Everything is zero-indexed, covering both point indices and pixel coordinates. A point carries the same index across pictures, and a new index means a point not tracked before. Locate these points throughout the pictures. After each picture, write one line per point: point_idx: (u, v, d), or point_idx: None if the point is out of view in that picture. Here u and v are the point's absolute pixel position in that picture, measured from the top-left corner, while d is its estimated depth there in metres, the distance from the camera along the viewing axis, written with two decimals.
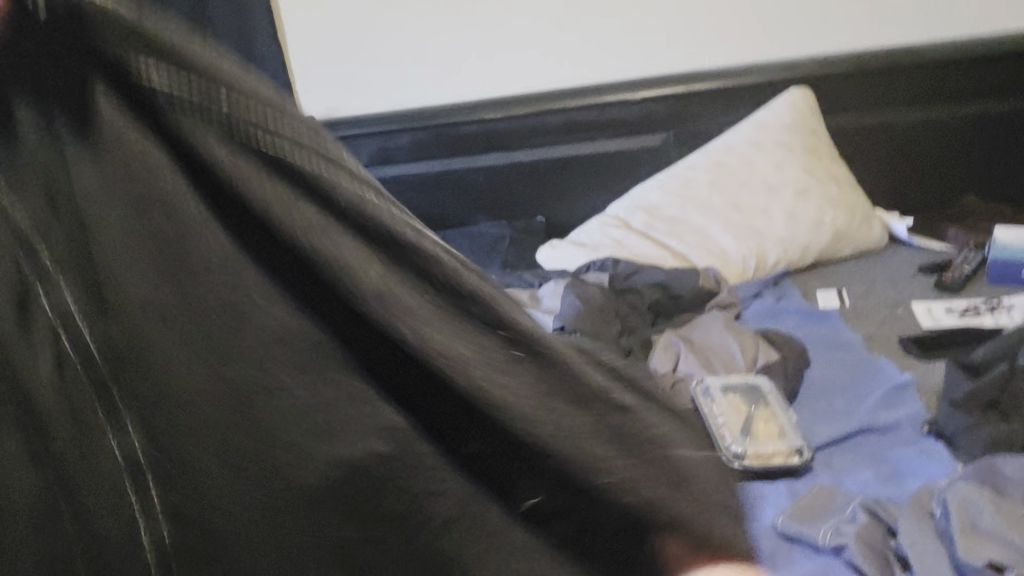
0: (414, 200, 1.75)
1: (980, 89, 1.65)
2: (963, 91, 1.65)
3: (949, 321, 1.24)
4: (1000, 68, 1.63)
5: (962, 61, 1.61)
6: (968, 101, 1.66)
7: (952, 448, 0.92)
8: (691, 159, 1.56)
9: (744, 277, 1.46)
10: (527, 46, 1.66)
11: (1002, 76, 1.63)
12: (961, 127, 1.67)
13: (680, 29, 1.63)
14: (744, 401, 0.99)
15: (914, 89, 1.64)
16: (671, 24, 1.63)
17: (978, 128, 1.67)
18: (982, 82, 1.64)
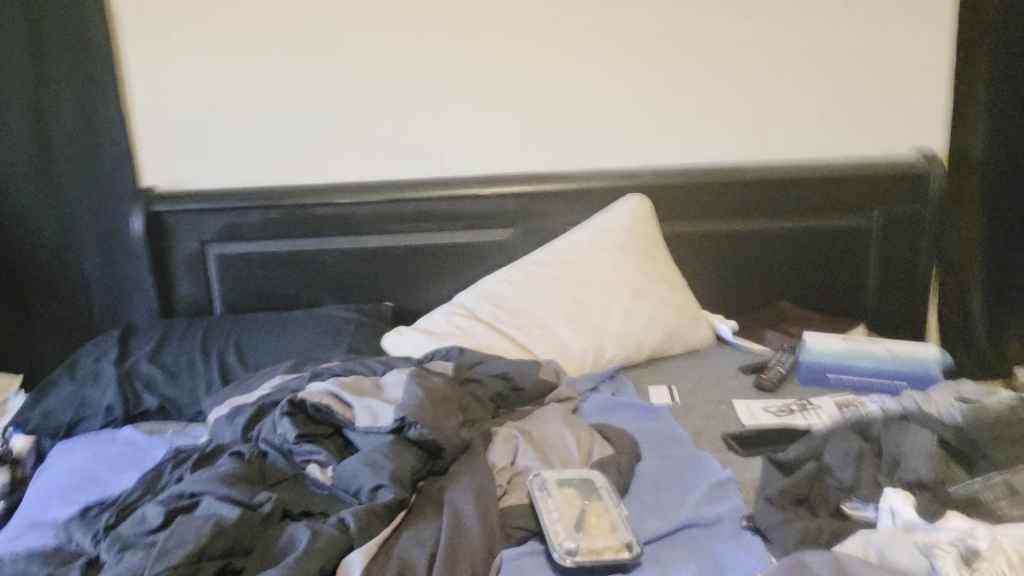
0: (259, 281, 1.71)
1: (797, 208, 1.80)
2: (780, 207, 1.80)
3: (767, 420, 1.32)
4: (823, 192, 1.79)
5: (787, 182, 1.77)
6: (794, 216, 1.81)
7: (765, 540, 0.98)
8: (536, 256, 1.63)
9: (583, 369, 1.51)
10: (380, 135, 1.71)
11: (826, 198, 1.80)
12: (786, 240, 1.81)
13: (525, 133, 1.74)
14: (578, 493, 1.02)
15: (735, 200, 1.78)
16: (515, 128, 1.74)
17: (804, 242, 1.82)
18: (796, 198, 1.79)
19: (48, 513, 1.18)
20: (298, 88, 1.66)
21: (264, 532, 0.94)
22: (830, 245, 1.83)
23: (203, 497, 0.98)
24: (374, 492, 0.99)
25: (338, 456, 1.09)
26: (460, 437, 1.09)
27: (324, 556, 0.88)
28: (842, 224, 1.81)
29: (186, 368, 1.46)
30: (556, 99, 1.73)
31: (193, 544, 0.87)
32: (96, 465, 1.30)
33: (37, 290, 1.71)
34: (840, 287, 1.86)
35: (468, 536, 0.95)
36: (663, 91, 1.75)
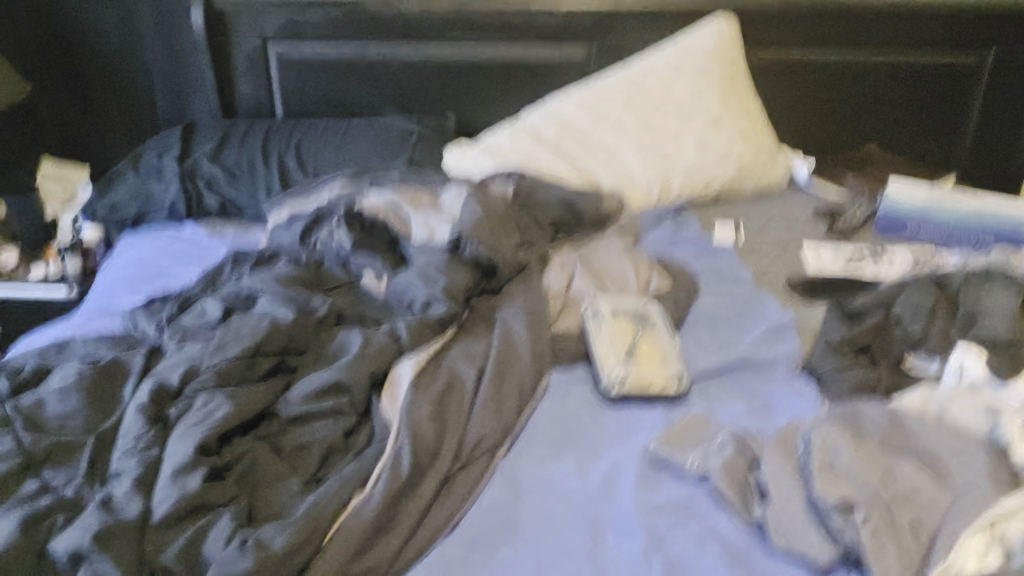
0: (320, 89, 1.66)
1: (914, 42, 1.64)
2: (896, 39, 1.63)
3: (836, 267, 1.27)
4: (944, 24, 1.62)
5: (905, 11, 1.60)
6: (901, 51, 1.65)
7: (820, 388, 0.96)
8: (609, 77, 1.53)
9: (646, 201, 1.44)
10: None
11: (946, 31, 1.62)
12: (889, 77, 1.67)
13: None
14: (631, 325, 1.01)
15: (853, 26, 1.62)
16: None
17: (909, 80, 1.67)
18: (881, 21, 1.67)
19: (114, 299, 1.24)
20: None
21: (319, 333, 0.96)
22: (942, 76, 1.66)
23: (260, 296, 1.00)
24: (427, 306, 0.98)
25: (393, 267, 1.09)
26: (517, 259, 1.06)
27: (374, 363, 0.89)
28: (958, 61, 1.65)
29: (246, 170, 1.45)
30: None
31: (249, 340, 0.89)
32: (143, 244, 1.37)
33: (112, 78, 1.69)
34: (940, 127, 1.72)
35: (517, 355, 0.95)
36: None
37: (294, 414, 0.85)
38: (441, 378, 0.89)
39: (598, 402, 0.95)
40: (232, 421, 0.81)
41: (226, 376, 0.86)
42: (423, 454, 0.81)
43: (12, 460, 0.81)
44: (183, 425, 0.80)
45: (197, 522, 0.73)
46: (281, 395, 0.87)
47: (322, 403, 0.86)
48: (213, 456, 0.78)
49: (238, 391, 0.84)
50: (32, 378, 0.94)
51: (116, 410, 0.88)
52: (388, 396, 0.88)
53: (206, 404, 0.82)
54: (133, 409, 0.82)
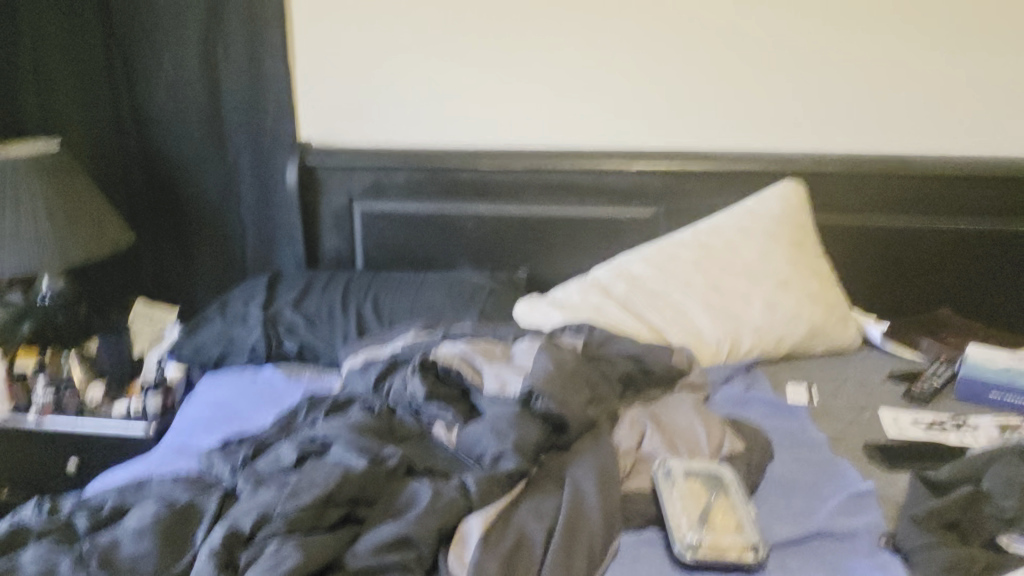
0: (399, 242, 1.74)
1: (982, 208, 1.65)
2: (964, 204, 1.65)
3: (916, 434, 1.23)
4: (1013, 192, 1.63)
5: (972, 179, 1.62)
6: (970, 217, 1.66)
7: (907, 565, 0.91)
8: (678, 237, 1.58)
9: (715, 359, 1.44)
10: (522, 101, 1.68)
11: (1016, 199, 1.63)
12: (959, 242, 1.67)
13: (672, 106, 1.66)
14: (704, 488, 0.99)
15: (920, 193, 1.65)
16: (661, 103, 1.66)
17: (981, 245, 1.67)
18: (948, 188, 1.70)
19: (191, 439, 1.27)
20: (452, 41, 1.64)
21: (390, 482, 0.97)
22: (1015, 241, 1.66)
23: (334, 442, 1.02)
24: (496, 460, 0.98)
25: (464, 418, 1.10)
26: (587, 415, 1.06)
27: (442, 517, 0.89)
28: None
29: (325, 318, 1.51)
30: (717, 84, 1.64)
31: (322, 488, 0.90)
32: (222, 386, 1.43)
33: (208, 230, 1.82)
34: (1017, 292, 1.69)
35: (586, 514, 0.93)
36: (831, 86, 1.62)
37: (361, 568, 0.85)
38: (509, 537, 0.89)
39: (670, 569, 0.91)
40: (301, 570, 0.81)
41: (297, 524, 0.87)
42: None
43: None
44: (253, 572, 0.80)
45: None
46: (349, 547, 0.87)
47: (390, 557, 0.85)
48: None
49: (309, 540, 0.84)
50: (111, 516, 0.96)
51: (188, 552, 0.89)
52: (456, 552, 0.87)
53: (277, 552, 0.83)
54: (205, 553, 0.83)
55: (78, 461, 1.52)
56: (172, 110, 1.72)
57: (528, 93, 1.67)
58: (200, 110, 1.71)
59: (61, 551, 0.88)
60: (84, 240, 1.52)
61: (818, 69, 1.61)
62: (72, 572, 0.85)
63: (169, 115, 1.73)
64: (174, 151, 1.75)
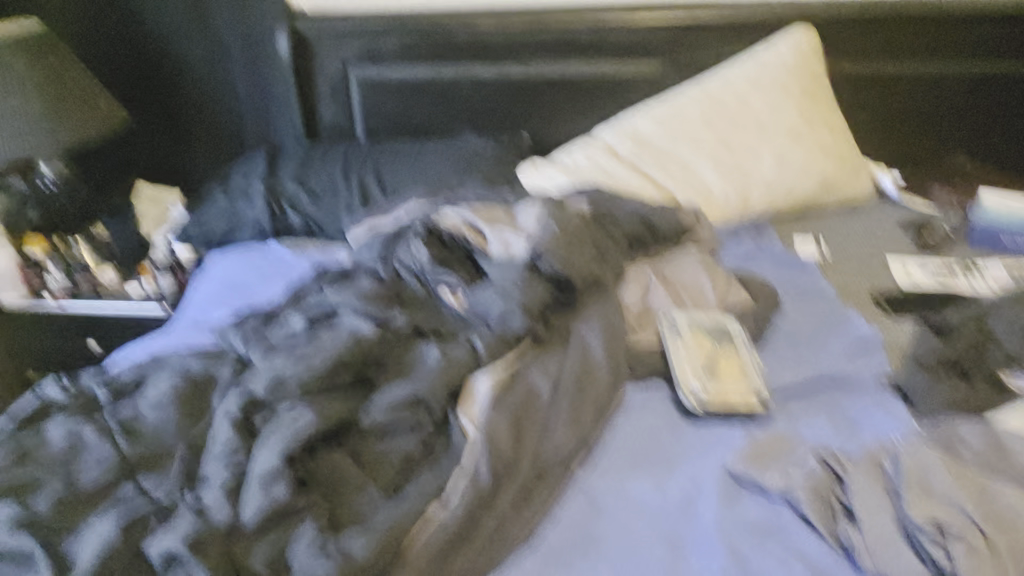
0: (398, 109, 1.70)
1: (1003, 48, 1.57)
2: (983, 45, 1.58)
3: (924, 280, 1.23)
4: None
5: (994, 17, 1.53)
6: (989, 58, 1.58)
7: (909, 405, 0.93)
8: (683, 91, 1.52)
9: (722, 217, 1.43)
10: None
11: None
12: (976, 86, 1.60)
13: None
14: (710, 339, 1.00)
15: (937, 35, 1.57)
16: None
17: (999, 87, 1.60)
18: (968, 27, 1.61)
19: (204, 314, 1.29)
20: None
21: (398, 345, 0.98)
22: None
23: (342, 310, 1.03)
24: (503, 320, 0.99)
25: (470, 281, 1.10)
26: (593, 273, 1.06)
27: (452, 377, 0.90)
28: None
29: (328, 190, 1.50)
30: None
31: (332, 352, 0.91)
32: (230, 260, 1.43)
33: (201, 106, 1.77)
34: None
35: (594, 368, 0.95)
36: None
37: (374, 426, 0.87)
38: (518, 392, 0.90)
39: (676, 417, 0.94)
40: (316, 430, 0.83)
41: (310, 389, 0.88)
42: (501, 467, 0.82)
43: (111, 466, 0.85)
44: (270, 434, 0.83)
45: (284, 530, 0.75)
46: (361, 407, 0.89)
47: (401, 414, 0.87)
48: (299, 465, 0.81)
49: (320, 403, 0.86)
50: (130, 388, 0.98)
51: (207, 419, 0.91)
52: (465, 408, 0.89)
53: (291, 414, 0.85)
54: (223, 418, 0.85)
55: (96, 340, 1.55)
56: None
57: None
58: None
59: (85, 422, 0.91)
60: (75, 122, 1.48)
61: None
62: (99, 441, 0.88)
63: None
64: (159, 22, 1.68)
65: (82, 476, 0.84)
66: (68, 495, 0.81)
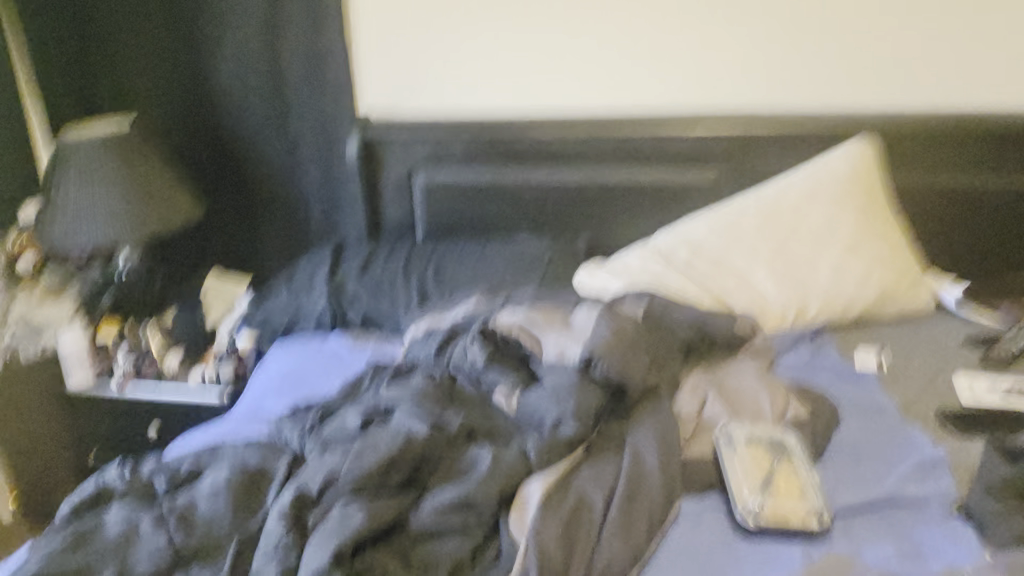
0: (460, 212, 1.76)
1: None
2: None
3: (991, 399, 1.19)
4: None
5: None
6: None
7: (979, 533, 0.89)
8: (739, 202, 1.55)
9: (780, 325, 1.42)
10: (579, 67, 1.66)
11: None
12: None
13: (735, 67, 1.61)
14: (766, 453, 0.98)
15: (997, 151, 1.57)
16: (723, 64, 1.61)
17: None
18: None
19: (262, 406, 1.32)
20: (509, 10, 1.63)
21: (450, 447, 0.99)
22: None
23: (397, 409, 1.04)
24: (556, 426, 0.99)
25: (524, 385, 1.11)
26: (647, 380, 1.06)
27: (503, 482, 0.90)
28: None
29: (388, 288, 1.54)
30: (782, 42, 1.58)
31: (385, 452, 0.92)
32: (290, 354, 1.47)
33: (272, 204, 1.86)
34: None
35: (647, 479, 0.93)
36: (907, 42, 1.55)
37: (422, 529, 0.87)
38: (568, 500, 0.89)
39: (731, 534, 0.91)
40: (366, 531, 0.83)
41: (362, 488, 0.89)
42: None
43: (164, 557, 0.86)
44: (320, 532, 0.83)
45: None
46: (411, 509, 0.89)
47: (451, 518, 0.87)
48: (346, 566, 0.81)
49: (371, 503, 0.87)
50: (187, 478, 1.00)
51: (260, 513, 0.92)
52: (514, 515, 0.88)
53: (342, 513, 0.85)
54: (276, 513, 0.86)
55: (155, 432, 1.59)
56: (235, 86, 1.76)
57: (586, 59, 1.65)
58: (263, 84, 1.74)
59: (143, 511, 0.93)
60: (156, 216, 1.57)
61: (893, 18, 1.54)
62: (153, 530, 0.89)
63: (233, 93, 1.76)
64: (239, 126, 1.79)
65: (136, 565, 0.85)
66: None
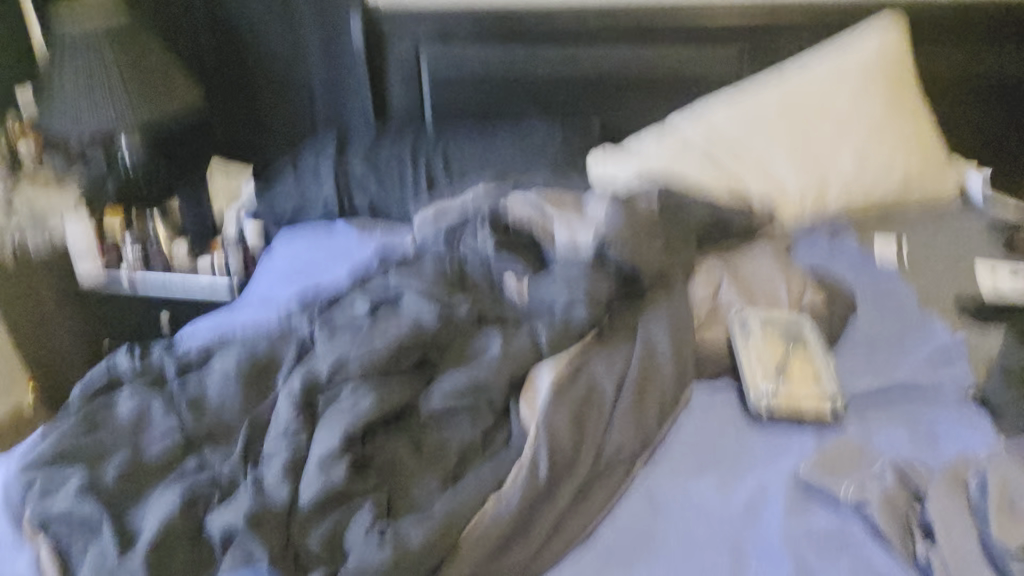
0: (469, 92, 1.69)
1: None
2: None
3: (1014, 286, 1.16)
4: None
5: None
6: None
7: (993, 419, 0.88)
8: (763, 80, 1.47)
9: (798, 210, 1.38)
10: None
11: None
12: None
13: None
14: (782, 340, 0.96)
15: None
16: None
17: None
18: None
19: (270, 292, 1.30)
20: None
21: (460, 332, 0.97)
22: None
23: (405, 294, 1.02)
24: (567, 311, 0.97)
25: (535, 271, 1.08)
26: (662, 265, 1.03)
27: (513, 367, 0.89)
28: None
29: (395, 171, 1.49)
30: None
31: (394, 337, 0.91)
32: (297, 239, 1.45)
33: (274, 84, 1.79)
34: None
35: (659, 365, 0.92)
36: None
37: (433, 412, 0.87)
38: (579, 386, 0.88)
39: (743, 418, 0.91)
40: (376, 414, 0.82)
41: (371, 373, 0.88)
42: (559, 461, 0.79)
43: (176, 438, 0.86)
44: (330, 414, 0.83)
45: (340, 515, 0.75)
46: (421, 392, 0.88)
47: (461, 402, 0.87)
48: (357, 448, 0.80)
49: (381, 386, 0.86)
50: (196, 363, 0.99)
51: (270, 397, 0.92)
52: (524, 399, 0.87)
53: (352, 396, 0.84)
54: (286, 397, 0.86)
55: (168, 314, 1.61)
56: None
57: None
58: None
59: (153, 394, 0.92)
60: (156, 96, 1.51)
61: None
62: (164, 413, 0.89)
63: None
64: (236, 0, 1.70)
65: (148, 447, 0.85)
66: (135, 465, 0.82)
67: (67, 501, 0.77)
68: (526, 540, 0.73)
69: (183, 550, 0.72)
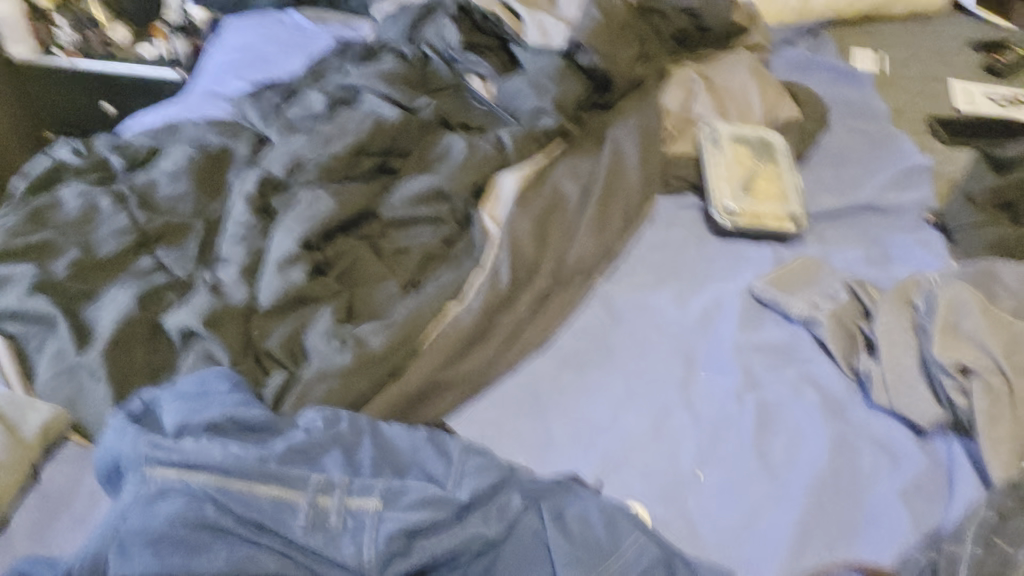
0: None
1: None
2: None
3: (986, 109, 1.14)
4: None
5: None
6: None
7: (947, 241, 0.89)
8: None
9: (780, 19, 1.28)
10: None
11: None
12: None
13: None
14: (751, 154, 0.95)
15: None
16: None
17: None
18: None
19: (220, 84, 1.22)
20: None
21: (422, 135, 0.93)
22: None
23: (365, 92, 0.97)
24: (534, 117, 0.93)
25: (502, 72, 1.03)
26: (634, 72, 0.98)
27: (476, 173, 0.86)
28: None
29: None
30: None
31: (353, 138, 0.87)
32: (247, 28, 1.35)
33: None
34: None
35: (626, 176, 0.90)
36: None
37: (395, 217, 0.85)
38: (544, 194, 0.86)
39: (706, 233, 0.92)
40: (335, 218, 0.80)
41: (329, 175, 0.85)
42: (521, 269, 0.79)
43: (127, 237, 0.83)
44: (287, 215, 0.80)
45: (300, 317, 0.74)
46: (382, 196, 0.86)
47: (423, 207, 0.85)
48: (316, 251, 0.79)
49: (340, 188, 0.83)
50: (145, 159, 0.95)
51: (224, 197, 0.89)
52: (487, 207, 0.86)
53: (310, 198, 0.81)
54: (240, 197, 0.82)
55: (112, 107, 1.52)
56: None
57: None
58: None
59: (100, 190, 0.88)
60: None
61: None
62: (113, 210, 0.85)
63: None
64: None
65: (99, 244, 0.82)
66: (85, 262, 0.80)
67: (17, 297, 0.75)
68: (486, 345, 0.74)
69: (141, 348, 0.72)
